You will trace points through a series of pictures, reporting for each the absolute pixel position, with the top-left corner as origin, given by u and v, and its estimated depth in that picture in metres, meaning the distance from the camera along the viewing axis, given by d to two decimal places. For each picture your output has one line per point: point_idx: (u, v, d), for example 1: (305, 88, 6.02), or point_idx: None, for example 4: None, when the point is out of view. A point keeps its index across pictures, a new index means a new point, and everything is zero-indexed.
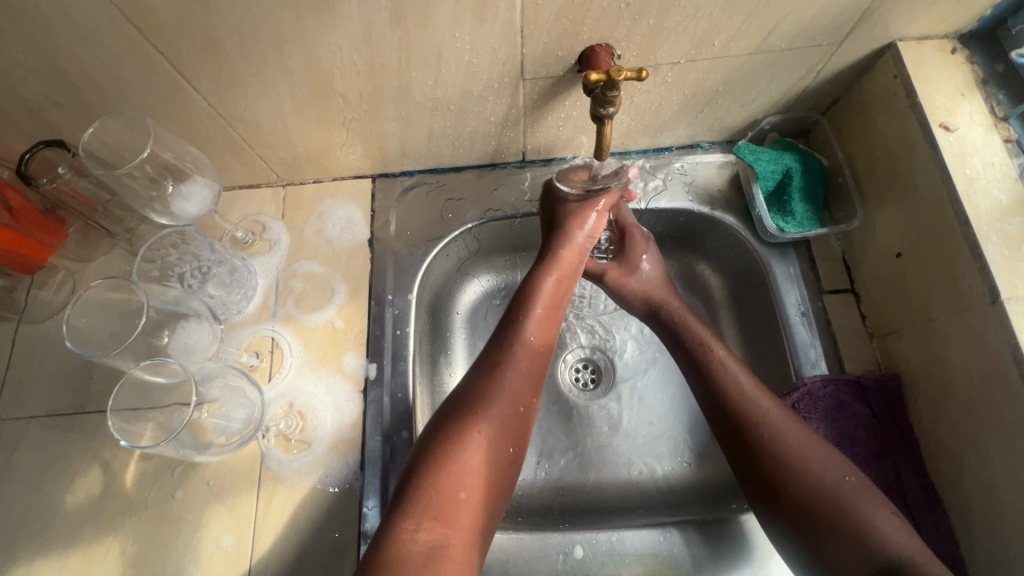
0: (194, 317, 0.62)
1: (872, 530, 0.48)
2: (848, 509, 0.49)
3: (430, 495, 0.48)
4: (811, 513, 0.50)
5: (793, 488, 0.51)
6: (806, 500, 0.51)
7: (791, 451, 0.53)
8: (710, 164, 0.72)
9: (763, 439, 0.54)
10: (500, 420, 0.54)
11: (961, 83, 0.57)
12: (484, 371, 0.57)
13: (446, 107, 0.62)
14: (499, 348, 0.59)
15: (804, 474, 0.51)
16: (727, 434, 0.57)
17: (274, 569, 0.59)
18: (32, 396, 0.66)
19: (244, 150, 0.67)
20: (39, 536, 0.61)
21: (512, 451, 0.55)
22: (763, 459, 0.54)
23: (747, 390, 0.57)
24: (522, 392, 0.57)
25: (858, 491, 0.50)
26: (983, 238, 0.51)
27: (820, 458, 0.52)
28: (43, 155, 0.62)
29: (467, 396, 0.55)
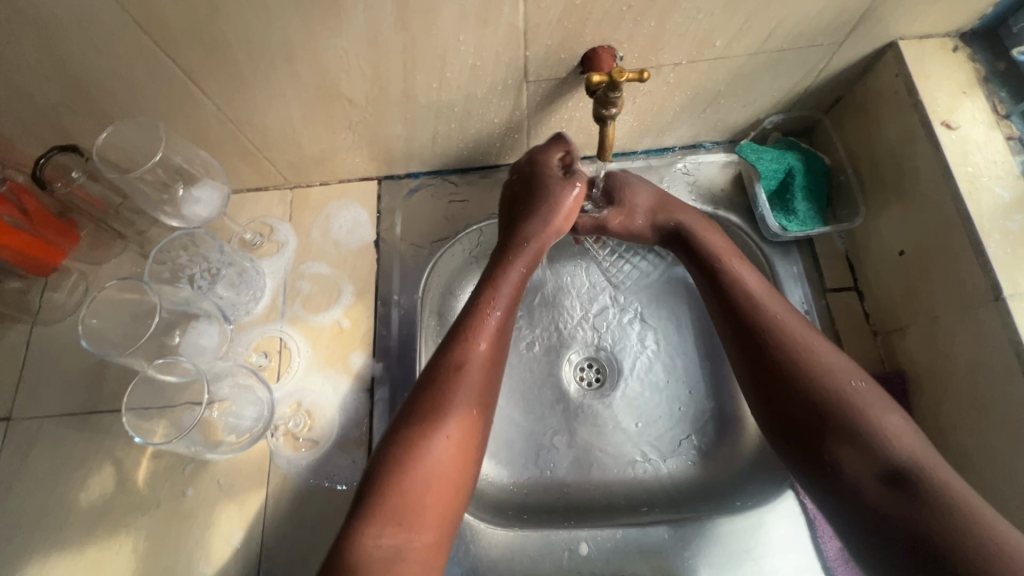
0: (203, 317, 0.63)
1: (874, 432, 0.48)
2: (854, 411, 0.50)
3: (396, 499, 0.48)
4: (814, 414, 0.51)
5: (797, 388, 0.52)
6: (808, 401, 0.51)
7: (798, 354, 0.53)
8: (713, 164, 0.72)
9: (770, 343, 0.55)
10: (462, 423, 0.53)
11: (963, 81, 0.57)
12: (443, 370, 0.55)
13: (451, 109, 0.63)
14: (457, 349, 0.56)
15: (811, 376, 0.52)
16: (735, 340, 0.57)
17: (283, 565, 0.60)
18: (46, 396, 0.68)
19: (252, 153, 0.68)
20: (55, 534, 0.63)
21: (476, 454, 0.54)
22: (769, 360, 0.54)
23: (759, 297, 0.57)
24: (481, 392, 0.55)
25: (866, 396, 0.51)
26: (985, 235, 0.51)
27: (829, 364, 0.53)
28: (58, 160, 0.63)
29: (423, 401, 0.53)
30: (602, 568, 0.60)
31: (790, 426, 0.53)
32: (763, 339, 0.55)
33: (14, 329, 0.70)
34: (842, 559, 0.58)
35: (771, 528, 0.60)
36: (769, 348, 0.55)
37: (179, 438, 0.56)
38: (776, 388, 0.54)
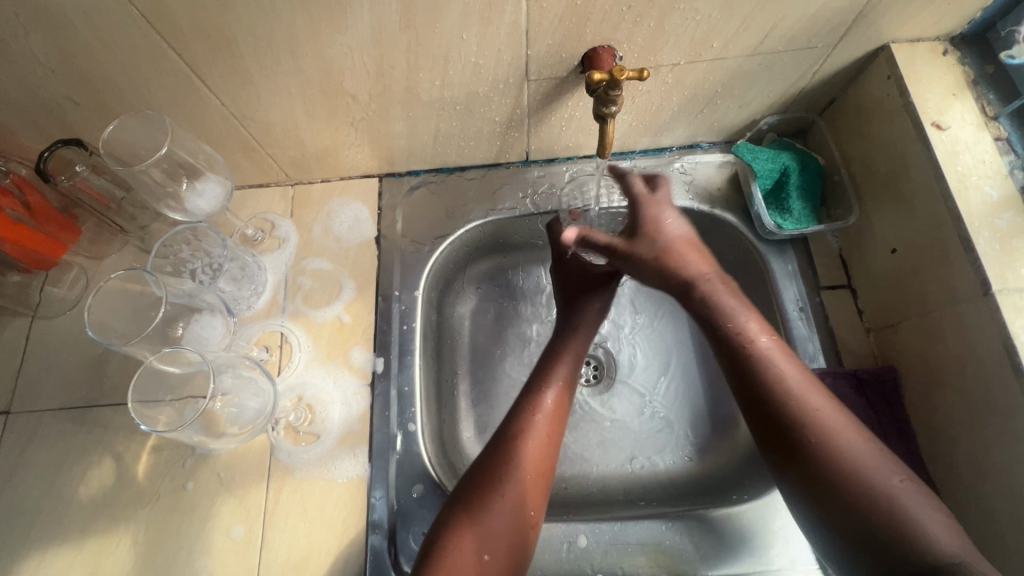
0: (207, 310, 0.64)
1: (924, 536, 0.43)
2: (896, 512, 0.45)
3: (450, 562, 0.50)
4: (859, 522, 0.46)
5: (839, 494, 0.47)
6: (854, 508, 0.46)
7: (838, 449, 0.48)
8: (710, 164, 0.74)
9: (804, 434, 0.50)
10: (520, 484, 0.55)
11: (952, 83, 0.59)
12: (508, 435, 0.58)
13: (452, 107, 0.64)
14: (523, 413, 0.60)
15: (853, 477, 0.47)
16: (762, 431, 0.53)
17: (284, 558, 0.60)
18: (45, 390, 0.68)
19: (255, 149, 0.69)
20: (53, 527, 0.63)
21: (535, 513, 0.55)
22: (804, 460, 0.49)
23: (793, 383, 0.52)
24: (543, 453, 0.58)
25: (915, 501, 0.45)
26: (974, 233, 0.53)
27: (874, 467, 0.47)
28: (61, 153, 0.63)
29: (480, 473, 0.56)
30: (601, 562, 0.60)
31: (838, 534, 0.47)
32: (791, 432, 0.50)
33: (14, 323, 0.71)
34: None
35: (766, 522, 0.61)
36: (804, 445, 0.49)
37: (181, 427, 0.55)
38: (816, 489, 0.48)
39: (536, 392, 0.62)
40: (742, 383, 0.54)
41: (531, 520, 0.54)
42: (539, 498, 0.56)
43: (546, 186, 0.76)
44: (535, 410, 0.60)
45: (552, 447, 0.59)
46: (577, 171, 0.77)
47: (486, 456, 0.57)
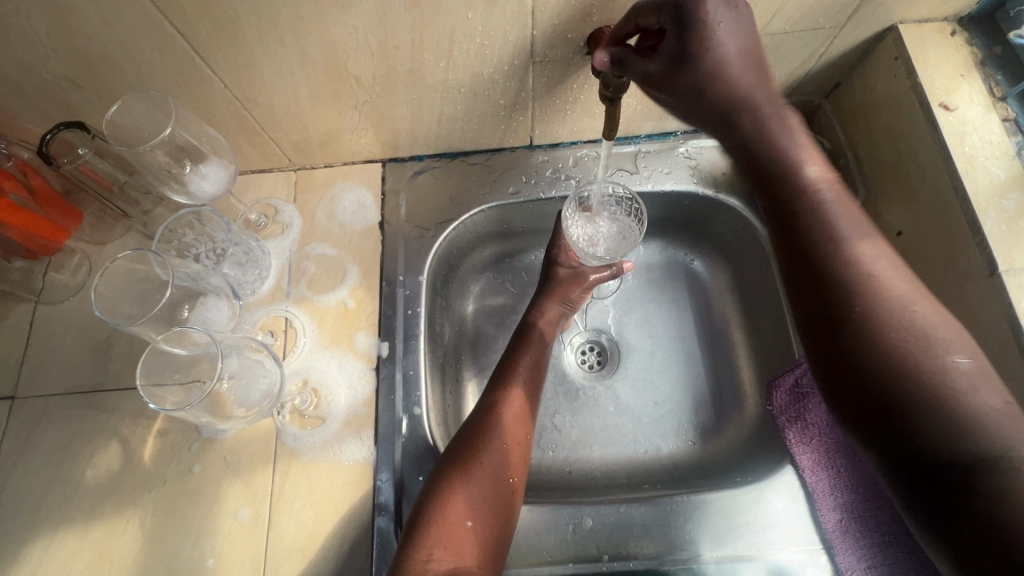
0: (212, 292, 0.64)
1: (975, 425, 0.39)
2: (939, 395, 0.41)
3: (437, 527, 0.52)
4: (902, 404, 0.41)
5: (886, 366, 0.42)
6: (896, 384, 0.42)
7: (893, 323, 0.43)
8: (714, 149, 0.75)
9: (852, 304, 0.45)
10: (500, 453, 0.58)
11: (961, 64, 0.58)
12: (485, 410, 0.62)
13: (457, 90, 0.64)
14: (497, 391, 0.64)
15: (905, 355, 0.42)
16: (808, 295, 0.47)
17: (291, 539, 0.61)
18: (51, 375, 0.68)
19: (258, 133, 0.68)
20: (61, 510, 0.63)
21: (514, 481, 0.58)
22: (849, 331, 0.44)
23: (847, 242, 0.46)
24: (518, 425, 0.62)
25: (968, 385, 0.41)
26: (981, 214, 0.52)
27: (941, 351, 0.42)
28: (62, 136, 0.62)
29: (461, 446, 0.59)
30: (607, 542, 0.60)
31: (865, 413, 0.44)
32: (840, 300, 0.45)
33: (18, 309, 0.71)
34: (839, 530, 0.59)
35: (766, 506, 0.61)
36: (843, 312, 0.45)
37: (190, 406, 0.55)
38: (851, 358, 0.44)
39: (509, 374, 0.65)
40: (785, 233, 0.49)
41: (511, 488, 0.58)
42: (517, 469, 0.59)
43: (550, 171, 0.76)
44: (510, 388, 0.64)
45: (528, 421, 0.63)
46: (580, 156, 0.76)
47: (465, 431, 0.60)
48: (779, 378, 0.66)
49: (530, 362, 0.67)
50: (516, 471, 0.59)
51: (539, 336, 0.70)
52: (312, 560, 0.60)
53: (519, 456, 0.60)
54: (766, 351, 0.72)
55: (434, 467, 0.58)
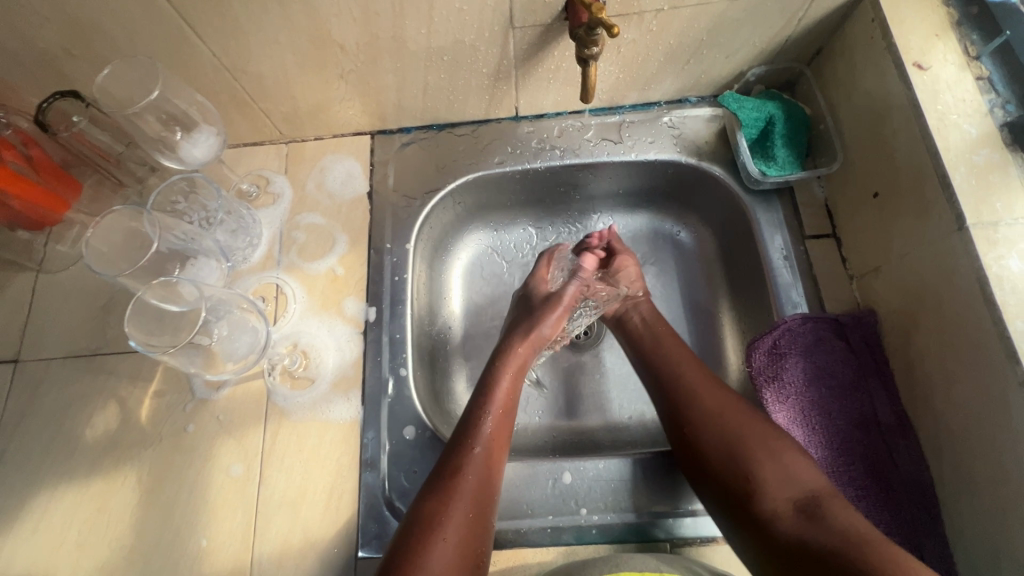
0: (202, 256, 0.67)
1: (782, 464, 0.53)
2: (769, 454, 0.54)
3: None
4: (735, 462, 0.55)
5: (728, 442, 0.56)
6: (735, 450, 0.55)
7: (720, 408, 0.59)
8: (699, 118, 0.75)
9: (693, 406, 0.60)
10: (463, 521, 0.52)
11: (936, 24, 0.58)
12: (447, 474, 0.56)
13: (440, 58, 0.65)
14: (459, 452, 0.57)
15: (734, 433, 0.57)
16: (666, 411, 0.62)
17: (281, 495, 0.63)
18: (52, 339, 0.70)
19: (247, 104, 0.70)
20: (62, 466, 0.66)
21: (479, 553, 0.52)
22: (698, 423, 0.59)
23: (685, 362, 0.64)
24: (483, 490, 0.56)
25: (774, 438, 0.56)
26: (951, 169, 0.53)
27: (756, 425, 0.57)
28: (58, 106, 0.65)
29: (419, 517, 0.53)
30: (586, 496, 0.62)
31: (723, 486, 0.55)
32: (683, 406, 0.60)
33: (19, 277, 0.73)
34: None
35: None
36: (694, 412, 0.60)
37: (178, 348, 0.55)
38: (706, 442, 0.57)
39: (473, 427, 0.60)
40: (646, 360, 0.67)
41: (475, 566, 0.51)
42: (482, 541, 0.53)
43: (535, 141, 0.77)
44: (474, 447, 0.58)
45: (495, 482, 0.57)
46: (565, 126, 0.77)
47: (424, 495, 0.54)
48: (758, 341, 0.65)
49: (496, 416, 0.61)
50: (480, 545, 0.52)
51: (503, 388, 0.64)
52: (300, 514, 0.62)
53: (484, 525, 0.54)
54: (749, 316, 0.73)
55: (389, 548, 0.51)
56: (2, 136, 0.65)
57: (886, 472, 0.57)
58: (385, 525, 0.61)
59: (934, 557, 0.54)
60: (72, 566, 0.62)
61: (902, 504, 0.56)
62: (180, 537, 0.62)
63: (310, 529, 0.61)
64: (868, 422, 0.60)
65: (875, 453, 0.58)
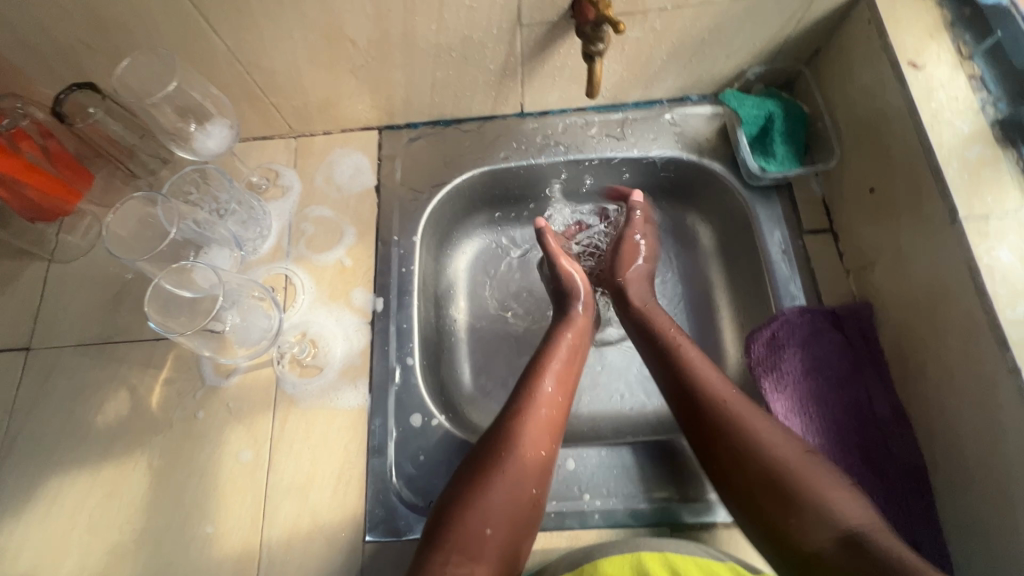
0: (215, 245, 0.70)
1: (826, 502, 0.48)
2: (804, 483, 0.50)
3: (457, 534, 0.51)
4: (775, 491, 0.50)
5: (757, 465, 0.52)
6: (772, 476, 0.51)
7: (747, 428, 0.54)
8: (700, 116, 0.77)
9: (733, 432, 0.54)
10: (522, 465, 0.56)
11: (930, 25, 0.60)
12: (513, 418, 0.59)
13: (448, 54, 0.67)
14: (522, 400, 0.60)
15: (772, 460, 0.51)
16: (695, 425, 0.57)
17: (290, 480, 0.64)
18: (63, 327, 0.72)
19: (259, 98, 0.72)
20: (73, 451, 0.67)
21: (537, 492, 0.56)
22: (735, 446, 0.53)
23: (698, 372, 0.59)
24: (544, 436, 0.59)
25: (818, 474, 0.50)
26: (945, 164, 0.54)
27: (802, 456, 0.52)
28: (75, 98, 0.67)
29: (484, 453, 0.56)
30: (589, 482, 0.63)
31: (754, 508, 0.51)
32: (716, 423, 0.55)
33: (31, 267, 0.74)
34: None
35: None
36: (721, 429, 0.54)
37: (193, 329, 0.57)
38: (734, 465, 0.53)
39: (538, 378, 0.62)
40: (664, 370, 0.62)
41: (530, 503, 0.55)
42: (541, 482, 0.57)
43: (540, 137, 0.79)
44: (538, 399, 0.60)
45: (557, 430, 0.60)
46: (569, 123, 0.79)
47: (489, 435, 0.58)
48: (757, 331, 0.66)
49: (559, 367, 0.64)
50: (538, 484, 0.56)
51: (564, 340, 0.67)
52: (309, 498, 0.63)
53: (544, 469, 0.57)
54: (748, 309, 0.75)
55: (453, 475, 0.56)
56: (18, 125, 0.67)
57: (882, 458, 0.59)
58: (392, 510, 0.62)
59: (926, 542, 0.55)
60: (82, 550, 0.63)
61: (896, 491, 0.57)
62: (190, 521, 0.63)
63: (318, 513, 0.63)
64: (863, 411, 0.61)
65: (870, 443, 0.60)
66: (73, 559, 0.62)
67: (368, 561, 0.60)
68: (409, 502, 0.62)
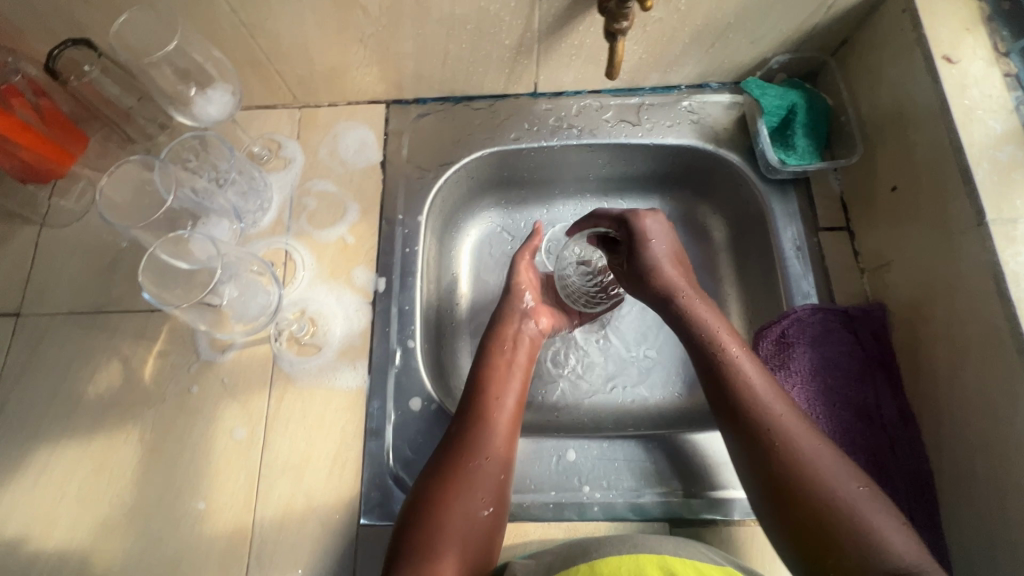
0: (213, 216, 0.68)
1: (879, 537, 0.44)
2: (858, 518, 0.45)
3: (413, 542, 0.50)
4: (823, 523, 0.46)
5: (801, 487, 0.48)
6: (783, 465, 0.49)
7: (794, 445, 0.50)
8: (718, 104, 0.75)
9: (778, 447, 0.50)
10: (474, 470, 0.54)
11: (967, 18, 0.58)
12: (470, 423, 0.57)
13: (463, 26, 0.64)
14: (482, 398, 0.60)
15: (816, 477, 0.48)
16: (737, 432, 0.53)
17: (286, 459, 0.63)
18: (55, 294, 0.70)
19: (263, 64, 0.69)
20: (63, 421, 0.65)
21: (494, 498, 0.54)
22: (751, 434, 0.52)
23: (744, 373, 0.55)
24: (500, 438, 0.57)
25: (867, 502, 0.46)
26: (974, 164, 0.53)
27: (822, 449, 0.50)
28: (69, 54, 0.64)
29: (439, 464, 0.55)
30: (589, 474, 0.62)
31: (776, 498, 0.49)
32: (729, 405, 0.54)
33: (22, 231, 0.72)
34: None
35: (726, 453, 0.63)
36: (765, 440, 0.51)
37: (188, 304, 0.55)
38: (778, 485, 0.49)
39: (503, 382, 0.62)
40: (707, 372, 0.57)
41: (487, 518, 0.53)
42: (498, 495, 0.55)
43: (553, 119, 0.76)
44: (496, 401, 0.59)
45: (513, 439, 0.58)
46: (583, 105, 0.76)
47: (443, 445, 0.57)
48: (766, 328, 0.65)
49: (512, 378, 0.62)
50: (495, 497, 0.54)
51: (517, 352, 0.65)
52: (303, 479, 0.62)
53: (500, 474, 0.56)
54: (757, 305, 0.73)
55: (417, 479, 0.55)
56: (9, 81, 0.65)
57: (887, 462, 0.58)
58: (388, 494, 0.61)
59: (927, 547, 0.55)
60: (71, 521, 0.62)
61: (900, 494, 0.56)
62: (181, 498, 0.62)
63: (313, 494, 0.62)
64: (871, 413, 0.60)
65: (877, 446, 0.59)
66: (61, 531, 0.61)
67: (362, 544, 0.59)
68: (406, 487, 0.61)
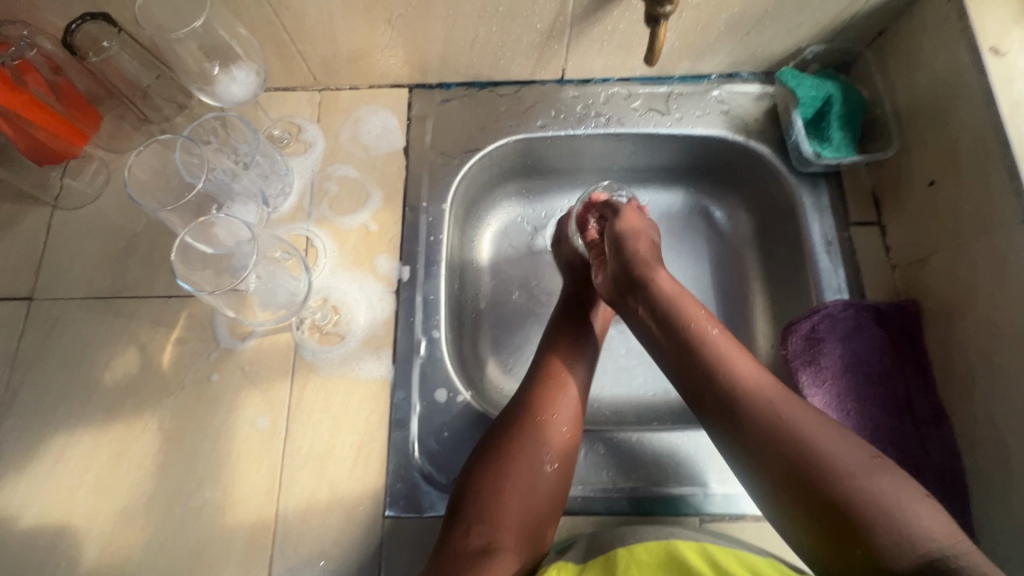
0: (237, 200, 0.67)
1: (898, 514, 0.40)
2: (863, 488, 0.41)
3: (477, 501, 0.50)
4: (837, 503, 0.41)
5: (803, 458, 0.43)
6: (774, 428, 0.46)
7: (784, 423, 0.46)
8: (749, 94, 0.74)
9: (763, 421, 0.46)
10: (539, 434, 0.54)
11: (1015, 10, 0.57)
12: (540, 381, 0.58)
13: (495, 8, 0.62)
14: (548, 362, 0.60)
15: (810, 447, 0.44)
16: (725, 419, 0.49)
17: (309, 450, 0.62)
18: (69, 279, 0.68)
19: (285, 44, 0.67)
20: (80, 408, 0.64)
21: (561, 462, 0.54)
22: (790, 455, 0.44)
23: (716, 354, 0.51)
24: (567, 403, 0.57)
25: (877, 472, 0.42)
26: (1021, 159, 0.52)
27: (811, 419, 0.46)
28: (87, 30, 0.62)
29: (512, 418, 0.56)
30: (616, 467, 0.62)
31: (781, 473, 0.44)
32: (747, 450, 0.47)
33: (34, 213, 0.70)
34: None
35: None
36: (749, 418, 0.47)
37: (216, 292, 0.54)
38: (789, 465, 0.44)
39: (575, 349, 0.62)
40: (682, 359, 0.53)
41: (553, 476, 0.53)
42: (564, 455, 0.55)
43: (580, 107, 0.74)
44: (565, 370, 0.60)
45: (582, 402, 0.58)
46: (612, 93, 0.75)
47: (516, 400, 0.58)
48: (795, 323, 0.64)
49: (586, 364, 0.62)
50: (562, 455, 0.54)
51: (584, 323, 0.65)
52: (327, 470, 0.61)
53: (567, 441, 0.55)
54: (784, 300, 0.72)
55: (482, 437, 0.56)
56: (25, 56, 0.62)
57: (919, 459, 0.57)
58: (414, 487, 0.60)
59: None
60: (89, 510, 0.60)
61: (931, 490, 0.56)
62: (200, 488, 0.61)
63: (337, 486, 0.61)
64: (902, 410, 0.60)
65: (909, 443, 0.58)
66: (78, 521, 0.60)
67: (387, 536, 0.58)
68: (432, 479, 0.60)
